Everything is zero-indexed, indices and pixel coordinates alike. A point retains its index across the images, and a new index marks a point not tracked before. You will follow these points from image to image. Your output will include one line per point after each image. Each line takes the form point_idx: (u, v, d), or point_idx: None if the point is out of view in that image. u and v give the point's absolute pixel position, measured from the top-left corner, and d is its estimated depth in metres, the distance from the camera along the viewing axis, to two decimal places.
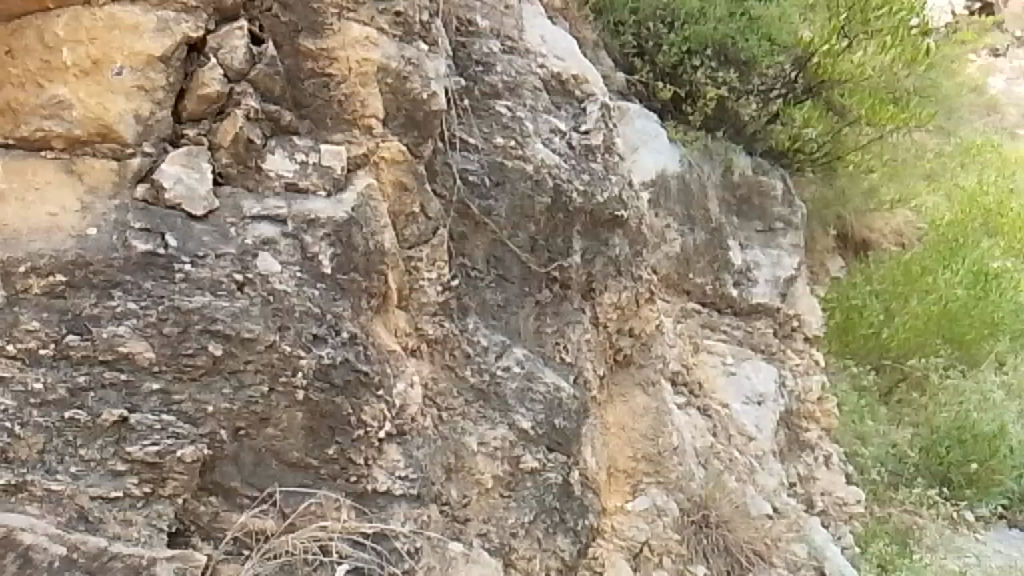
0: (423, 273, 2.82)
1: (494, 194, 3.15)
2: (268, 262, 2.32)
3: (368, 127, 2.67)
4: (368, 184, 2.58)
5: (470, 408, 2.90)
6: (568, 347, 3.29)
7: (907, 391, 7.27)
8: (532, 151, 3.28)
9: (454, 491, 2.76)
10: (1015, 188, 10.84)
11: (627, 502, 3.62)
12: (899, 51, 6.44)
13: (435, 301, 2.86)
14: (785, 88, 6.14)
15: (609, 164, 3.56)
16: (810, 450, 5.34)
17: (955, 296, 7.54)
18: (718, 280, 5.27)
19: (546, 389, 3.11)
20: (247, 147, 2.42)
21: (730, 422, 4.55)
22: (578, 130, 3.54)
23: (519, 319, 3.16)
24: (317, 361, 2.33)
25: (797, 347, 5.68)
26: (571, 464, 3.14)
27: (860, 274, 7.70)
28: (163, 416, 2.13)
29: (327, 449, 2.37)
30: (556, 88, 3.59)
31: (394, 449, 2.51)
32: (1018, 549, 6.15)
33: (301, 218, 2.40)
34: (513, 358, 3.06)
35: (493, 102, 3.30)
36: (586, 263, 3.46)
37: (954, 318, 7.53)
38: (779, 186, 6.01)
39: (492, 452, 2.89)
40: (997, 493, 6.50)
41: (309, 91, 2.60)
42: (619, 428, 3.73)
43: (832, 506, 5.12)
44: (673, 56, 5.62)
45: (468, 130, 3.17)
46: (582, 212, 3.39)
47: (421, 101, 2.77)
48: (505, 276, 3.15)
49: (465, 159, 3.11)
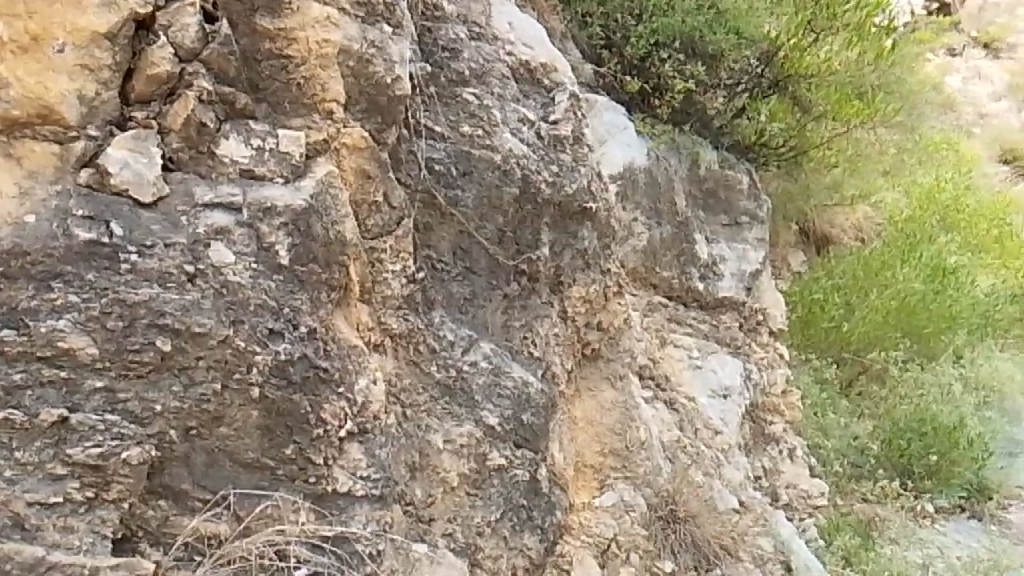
0: (387, 265, 2.72)
1: (461, 184, 3.06)
2: (221, 252, 2.19)
3: (329, 111, 2.55)
4: (329, 171, 2.47)
5: (435, 404, 2.81)
6: (536, 341, 3.22)
7: (867, 384, 7.36)
8: (500, 141, 3.18)
9: (418, 490, 2.67)
10: (969, 186, 11.15)
11: (594, 498, 3.56)
12: (866, 46, 6.63)
13: (400, 295, 2.76)
14: (751, 83, 6.06)
15: (578, 155, 3.47)
16: (775, 443, 5.33)
17: (913, 290, 7.77)
18: (685, 274, 5.25)
19: (513, 384, 3.03)
20: (200, 130, 2.29)
21: (696, 415, 4.49)
22: (547, 120, 3.45)
23: (486, 313, 3.07)
24: (274, 358, 2.22)
25: (762, 340, 5.64)
26: (539, 461, 3.07)
27: (822, 268, 7.78)
28: (107, 416, 2.01)
29: (285, 449, 2.26)
30: (525, 77, 3.51)
31: (356, 447, 2.41)
32: (977, 540, 6.24)
33: (257, 206, 2.28)
34: (480, 353, 2.97)
35: (460, 90, 3.20)
36: (555, 256, 3.38)
37: (912, 312, 7.77)
38: (744, 180, 6.01)
39: (458, 450, 2.80)
40: (956, 485, 6.58)
41: (266, 73, 2.47)
42: (587, 423, 3.67)
43: (797, 499, 5.13)
44: (641, 48, 5.53)
45: (434, 117, 3.07)
46: (550, 204, 3.31)
47: (383, 85, 2.67)
48: (472, 268, 3.06)
49: (431, 148, 3.01)
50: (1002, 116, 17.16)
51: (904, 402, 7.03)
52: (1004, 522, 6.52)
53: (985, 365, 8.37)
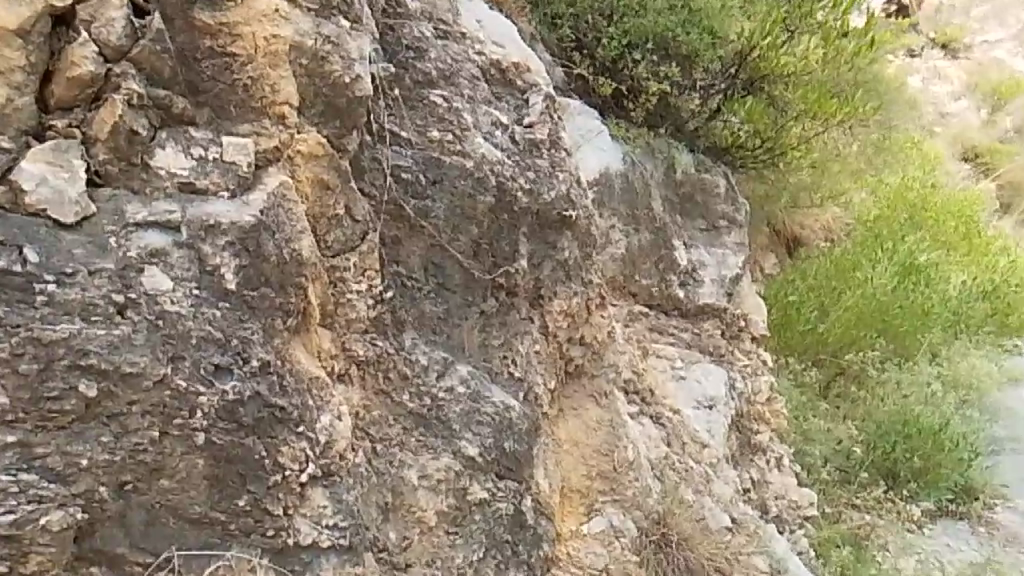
0: (351, 285, 2.45)
1: (431, 194, 2.81)
2: (157, 279, 1.92)
3: (281, 115, 2.28)
4: (281, 182, 2.21)
5: (409, 437, 2.55)
6: (517, 361, 2.99)
7: (845, 384, 7.21)
8: (472, 147, 2.94)
9: (392, 534, 2.41)
10: (934, 183, 11.25)
11: (582, 525, 3.32)
12: (841, 49, 6.45)
13: (366, 317, 2.50)
14: (726, 84, 5.86)
15: (556, 160, 3.23)
16: (762, 453, 5.13)
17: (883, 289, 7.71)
18: (665, 281, 5.03)
19: (494, 409, 2.78)
20: (130, 140, 2.01)
21: (682, 429, 4.23)
22: (521, 123, 3.22)
23: (462, 332, 2.83)
24: (221, 398, 1.95)
25: (744, 347, 5.45)
26: (523, 491, 2.81)
27: (796, 270, 7.66)
28: (22, 475, 1.72)
29: (237, 500, 1.98)
30: (496, 78, 3.26)
31: (320, 493, 2.13)
32: (967, 544, 6.10)
33: (198, 224, 2.01)
34: (457, 377, 2.72)
35: (427, 91, 2.94)
36: (534, 268, 3.14)
37: (882, 312, 7.75)
38: (721, 183, 5.84)
39: (436, 486, 2.54)
40: (944, 488, 6.41)
41: (207, 73, 2.20)
42: (573, 445, 3.44)
43: (786, 510, 4.93)
44: (613, 50, 5.32)
45: (400, 122, 2.81)
46: (527, 213, 3.07)
47: (342, 86, 2.41)
48: (445, 284, 2.81)
49: (397, 154, 2.75)
50: (960, 116, 17.43)
51: (885, 403, 6.89)
52: (992, 523, 6.38)
53: (962, 363, 8.30)
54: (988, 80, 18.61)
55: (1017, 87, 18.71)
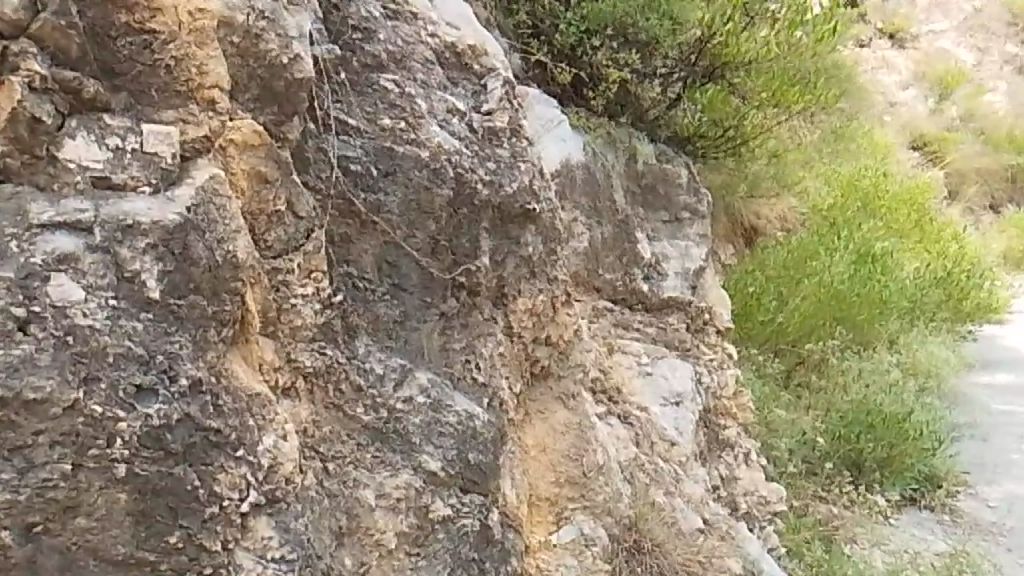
0: (295, 288, 2.22)
1: (383, 186, 2.59)
2: (65, 287, 1.69)
3: (211, 100, 2.05)
4: (212, 175, 1.96)
5: (365, 454, 2.34)
6: (480, 365, 2.79)
7: (805, 374, 7.22)
8: (427, 135, 2.71)
9: (348, 559, 2.20)
10: (885, 172, 11.40)
11: (551, 535, 3.15)
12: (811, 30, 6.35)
13: (313, 324, 2.26)
14: (685, 72, 5.75)
15: (517, 150, 3.03)
16: (730, 449, 4.98)
17: (839, 278, 7.75)
18: (629, 275, 4.87)
19: (457, 419, 2.56)
20: (33, 129, 1.78)
21: (651, 427, 4.06)
22: (479, 110, 3.01)
23: (421, 337, 2.61)
24: (143, 425, 1.71)
25: (710, 340, 5.30)
26: (490, 504, 2.61)
27: (756, 259, 7.56)
28: None
29: (169, 537, 1.74)
30: (451, 61, 3.05)
31: (264, 523, 1.90)
32: (934, 533, 6.05)
33: (115, 224, 1.77)
34: (416, 386, 2.51)
35: (377, 76, 2.72)
36: (496, 265, 2.94)
37: (841, 300, 7.76)
38: (683, 174, 5.72)
39: (395, 505, 2.33)
40: (909, 477, 6.40)
41: (124, 53, 1.95)
42: (540, 451, 3.25)
43: (756, 506, 4.81)
44: (572, 36, 5.17)
45: (347, 109, 2.59)
46: (488, 206, 2.85)
47: (280, 66, 2.19)
48: (401, 285, 2.59)
49: (344, 144, 2.52)
50: (908, 106, 17.70)
51: (847, 393, 6.90)
52: (955, 511, 6.31)
53: (921, 352, 8.36)
54: (933, 70, 18.95)
55: (960, 77, 19.11)
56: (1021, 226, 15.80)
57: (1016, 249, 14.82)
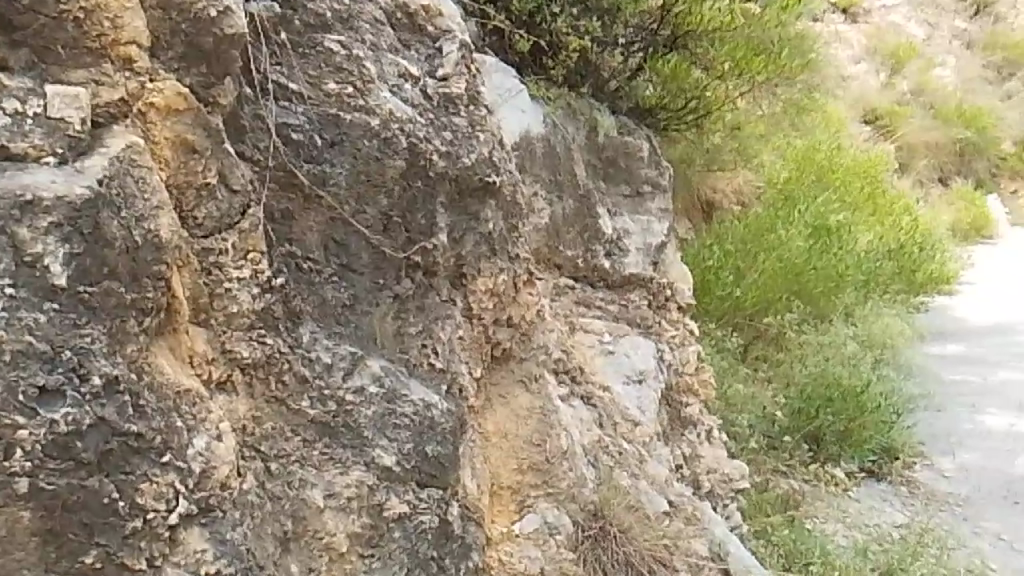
0: (230, 272, 2.01)
1: (329, 157, 2.37)
2: None
3: (127, 58, 1.83)
4: (128, 143, 1.75)
5: (311, 451, 2.15)
6: (438, 351, 2.61)
7: (763, 348, 7.21)
8: (377, 102, 2.49)
9: (294, 566, 2.04)
10: (838, 145, 11.46)
11: (513, 525, 3.01)
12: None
13: (252, 311, 2.05)
14: (645, 41, 5.64)
15: (476, 119, 2.82)
16: (692, 427, 4.88)
17: (795, 252, 7.73)
18: (590, 252, 4.70)
19: (413, 410, 2.37)
20: None
21: (613, 407, 3.91)
22: (434, 75, 2.80)
23: (373, 321, 2.42)
24: (49, 431, 1.49)
25: (671, 317, 5.17)
26: (450, 498, 2.43)
27: (714, 234, 7.50)
28: None
29: (84, 558, 1.55)
30: (403, 23, 2.85)
31: (197, 535, 1.73)
32: (892, 505, 5.98)
33: (10, 201, 1.53)
34: (369, 375, 2.31)
35: (321, 37, 2.49)
36: (454, 243, 2.76)
37: (797, 273, 7.75)
38: (644, 147, 5.56)
39: (346, 505, 2.16)
40: (867, 450, 6.35)
41: (23, 3, 1.72)
42: (501, 437, 3.10)
43: (718, 484, 4.72)
44: (530, 3, 4.93)
45: (288, 73, 2.36)
46: (445, 179, 2.66)
47: (207, 21, 1.96)
48: (351, 266, 2.39)
49: (284, 111, 2.30)
50: (861, 79, 17.84)
51: (805, 366, 6.89)
52: (912, 482, 6.26)
53: (875, 324, 8.41)
54: (886, 43, 19.04)
55: (913, 51, 19.22)
56: (967, 199, 16.09)
57: (963, 221, 15.09)
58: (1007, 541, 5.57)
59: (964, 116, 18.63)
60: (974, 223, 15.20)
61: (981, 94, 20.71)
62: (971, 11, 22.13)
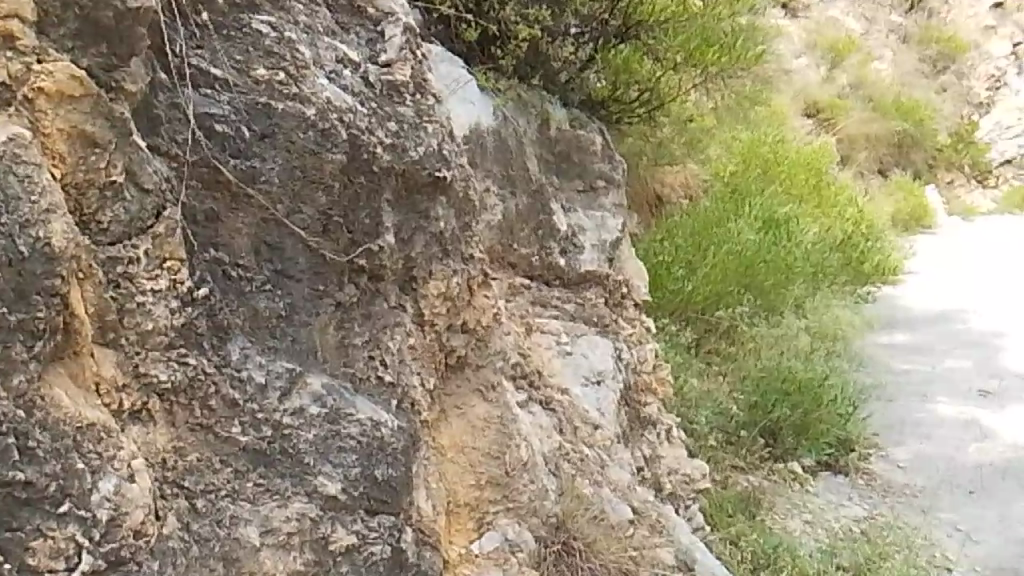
0: (144, 284, 1.77)
1: (257, 152, 2.12)
2: None
3: (10, 36, 1.63)
4: (10, 135, 1.55)
5: (244, 482, 1.91)
6: (387, 362, 2.39)
7: (716, 341, 7.10)
8: (312, 89, 2.26)
9: None
10: (782, 137, 11.51)
11: (472, 545, 2.79)
12: None
13: (170, 327, 1.81)
14: (593, 34, 5.45)
15: (422, 108, 2.61)
16: (652, 427, 4.71)
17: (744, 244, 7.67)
18: (545, 249, 4.52)
19: (359, 430, 2.15)
20: None
21: (573, 411, 3.71)
22: (376, 61, 2.57)
23: (314, 333, 2.19)
24: None
25: (627, 315, 4.99)
26: (402, 524, 2.20)
27: (664, 229, 7.39)
28: None
29: None
30: (342, 5, 2.61)
31: None
32: (848, 498, 5.91)
33: None
34: (309, 395, 2.08)
35: (249, 18, 2.25)
36: (402, 244, 2.52)
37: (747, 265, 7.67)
38: (598, 140, 5.37)
39: (286, 541, 1.93)
40: (824, 442, 6.24)
41: None
42: (457, 452, 2.88)
43: (680, 486, 4.57)
44: None
45: (210, 57, 2.11)
46: (391, 173, 2.43)
47: None
48: (286, 271, 2.15)
49: (207, 99, 2.05)
50: (803, 73, 18.05)
51: (760, 359, 6.80)
52: (870, 474, 6.18)
53: (826, 315, 8.39)
54: (826, 39, 19.32)
55: (853, 46, 19.53)
56: (906, 191, 16.36)
57: (903, 212, 15.33)
58: (965, 532, 5.54)
59: (901, 109, 18.98)
60: (914, 214, 15.45)
61: (918, 88, 21.12)
62: (906, 6, 22.57)
